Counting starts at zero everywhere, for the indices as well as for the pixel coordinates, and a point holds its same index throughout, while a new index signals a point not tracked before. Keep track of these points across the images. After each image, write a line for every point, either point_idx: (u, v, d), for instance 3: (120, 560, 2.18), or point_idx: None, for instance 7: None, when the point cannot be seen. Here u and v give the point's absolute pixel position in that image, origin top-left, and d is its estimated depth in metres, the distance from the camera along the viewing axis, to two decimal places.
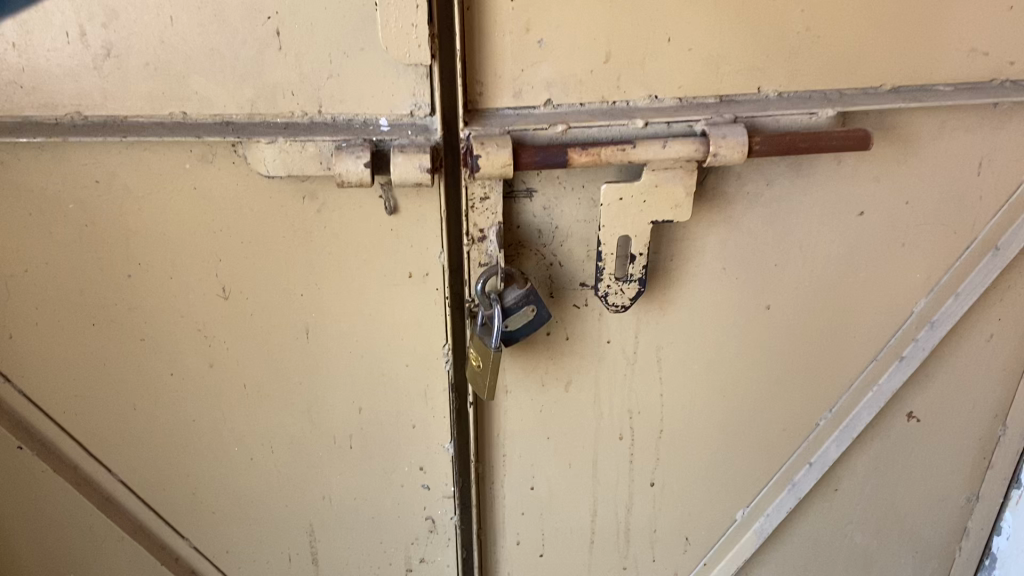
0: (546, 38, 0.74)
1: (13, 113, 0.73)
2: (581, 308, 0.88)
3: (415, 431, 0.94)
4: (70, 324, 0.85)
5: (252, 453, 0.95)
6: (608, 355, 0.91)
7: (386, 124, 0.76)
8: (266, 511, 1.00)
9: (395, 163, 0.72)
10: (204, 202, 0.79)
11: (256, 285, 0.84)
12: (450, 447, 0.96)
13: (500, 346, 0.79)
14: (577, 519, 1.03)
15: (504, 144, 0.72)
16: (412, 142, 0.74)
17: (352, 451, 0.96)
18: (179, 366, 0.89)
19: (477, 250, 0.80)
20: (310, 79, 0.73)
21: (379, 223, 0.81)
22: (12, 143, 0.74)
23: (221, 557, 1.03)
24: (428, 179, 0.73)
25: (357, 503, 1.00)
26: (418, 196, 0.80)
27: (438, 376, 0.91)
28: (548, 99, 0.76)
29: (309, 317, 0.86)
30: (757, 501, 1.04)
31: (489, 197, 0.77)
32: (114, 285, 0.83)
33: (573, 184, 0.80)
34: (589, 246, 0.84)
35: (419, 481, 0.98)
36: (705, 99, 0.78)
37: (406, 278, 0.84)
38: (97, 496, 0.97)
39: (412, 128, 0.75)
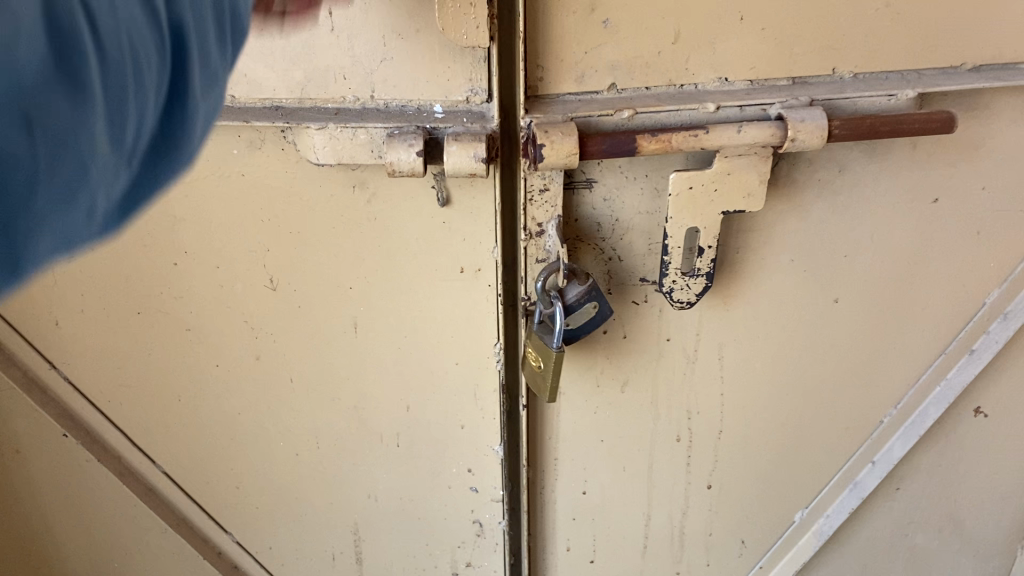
0: (612, 18, 0.69)
1: None
2: (640, 305, 0.83)
3: (464, 431, 0.91)
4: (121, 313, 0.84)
5: (295, 450, 0.93)
6: (667, 352, 0.86)
7: (441, 111, 0.72)
8: (309, 510, 0.99)
9: (450, 153, 0.67)
10: (252, 188, 0.76)
11: (305, 278, 0.81)
12: (500, 449, 0.92)
13: (562, 347, 0.75)
14: (630, 524, 0.99)
15: (570, 131, 0.68)
16: (468, 129, 0.70)
17: (399, 449, 0.94)
18: (225, 356, 0.86)
19: (535, 245, 0.76)
20: (363, 61, 0.69)
21: (430, 215, 0.77)
22: None
23: (264, 553, 1.03)
24: (484, 169, 0.69)
25: (403, 503, 0.98)
26: (471, 186, 0.75)
27: (488, 377, 0.87)
28: (612, 83, 0.72)
29: (357, 312, 0.83)
30: (817, 501, 1.00)
31: (549, 189, 0.73)
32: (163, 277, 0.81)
33: (636, 174, 0.76)
34: (651, 239, 0.79)
35: (468, 483, 0.97)
36: (778, 81, 0.74)
37: (458, 273, 0.80)
38: (144, 483, 0.97)
39: (468, 115, 0.72)
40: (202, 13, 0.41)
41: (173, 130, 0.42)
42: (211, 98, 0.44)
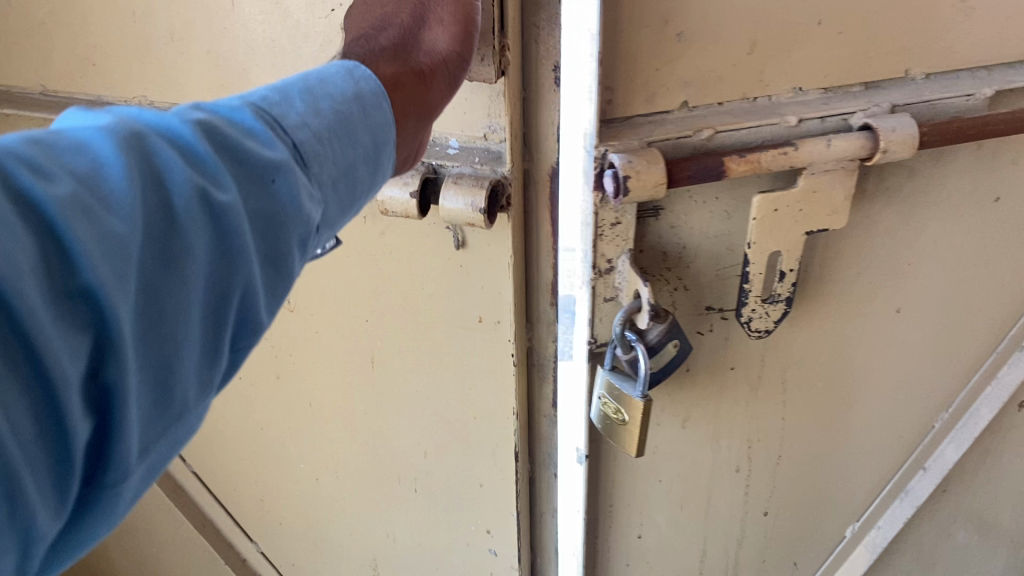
0: (687, 30, 0.62)
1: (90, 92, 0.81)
2: (705, 335, 0.76)
3: (482, 490, 0.87)
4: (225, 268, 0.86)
5: (316, 475, 0.97)
6: (731, 382, 0.80)
7: (455, 145, 0.69)
8: (326, 535, 1.03)
9: (448, 198, 0.64)
10: None
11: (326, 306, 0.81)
12: (517, 513, 0.88)
13: (646, 393, 0.68)
14: (686, 561, 0.94)
15: (656, 159, 0.60)
16: (473, 172, 0.67)
17: (417, 494, 0.92)
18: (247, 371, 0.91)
19: (603, 283, 0.69)
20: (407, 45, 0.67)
21: (447, 256, 0.72)
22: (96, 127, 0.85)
23: (283, 562, 1.12)
24: (483, 219, 0.65)
25: (420, 547, 0.98)
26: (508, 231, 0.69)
27: (505, 438, 0.82)
28: (684, 101, 0.65)
29: (378, 346, 0.81)
30: (868, 515, 0.96)
31: (621, 222, 0.66)
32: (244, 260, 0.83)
33: (707, 197, 0.68)
34: (720, 264, 0.72)
35: (485, 542, 0.92)
36: (851, 88, 0.69)
37: (476, 322, 0.75)
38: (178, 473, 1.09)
39: (482, 154, 0.67)
40: (151, 369, 0.35)
41: (95, 509, 0.36)
42: (160, 447, 0.38)
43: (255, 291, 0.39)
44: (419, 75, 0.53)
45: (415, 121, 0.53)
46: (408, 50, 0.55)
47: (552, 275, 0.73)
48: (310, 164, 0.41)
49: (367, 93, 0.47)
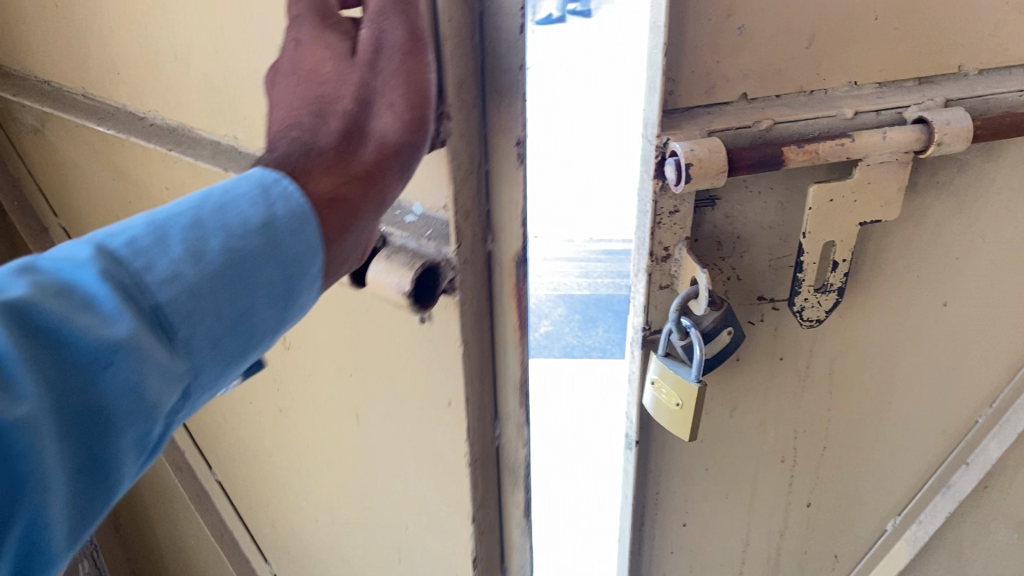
0: (748, 24, 0.64)
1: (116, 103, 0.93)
2: (755, 325, 0.78)
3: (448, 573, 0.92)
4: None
5: (318, 511, 1.06)
6: (779, 372, 0.82)
7: (418, 212, 0.69)
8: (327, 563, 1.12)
9: (376, 272, 0.65)
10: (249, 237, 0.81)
11: (320, 355, 0.87)
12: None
13: (701, 378, 0.69)
14: (730, 550, 0.95)
15: (718, 146, 0.62)
16: (417, 248, 0.67)
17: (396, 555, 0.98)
18: (261, 396, 1.01)
19: (660, 270, 0.71)
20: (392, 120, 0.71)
21: (412, 335, 0.74)
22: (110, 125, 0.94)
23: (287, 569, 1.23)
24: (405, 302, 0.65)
25: None
26: (473, 322, 0.72)
27: (462, 529, 0.85)
28: (743, 94, 0.67)
29: (363, 403, 0.86)
30: (910, 508, 0.98)
31: (679, 210, 0.68)
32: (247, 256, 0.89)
33: (762, 187, 0.70)
34: (773, 254, 0.74)
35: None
36: (904, 83, 0.70)
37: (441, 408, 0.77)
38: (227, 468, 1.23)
39: (433, 228, 0.67)
40: None
41: None
42: None
43: (59, 514, 0.38)
44: (363, 178, 0.53)
45: (349, 236, 0.52)
46: (351, 148, 0.54)
47: (520, 369, 0.78)
48: (164, 338, 0.42)
49: (283, 214, 0.48)
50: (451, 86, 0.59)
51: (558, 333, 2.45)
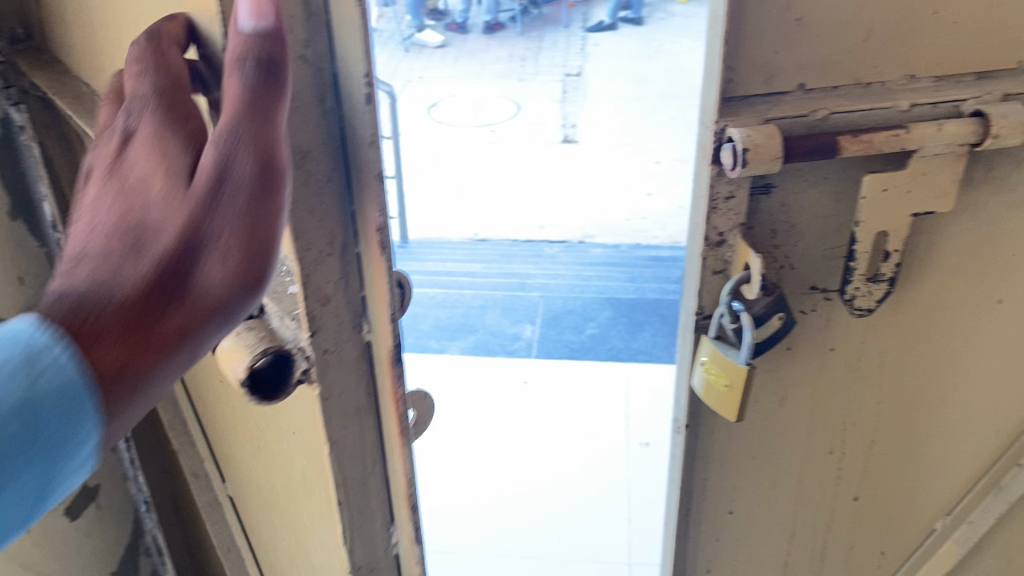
0: (806, 16, 0.65)
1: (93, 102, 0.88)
2: (807, 315, 0.79)
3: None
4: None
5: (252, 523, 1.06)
6: (829, 363, 0.83)
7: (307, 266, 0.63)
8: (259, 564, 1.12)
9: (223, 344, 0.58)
10: None
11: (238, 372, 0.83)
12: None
13: (751, 362, 0.71)
14: (775, 540, 0.97)
15: (773, 133, 0.64)
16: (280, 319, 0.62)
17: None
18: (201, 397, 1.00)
19: (713, 255, 0.72)
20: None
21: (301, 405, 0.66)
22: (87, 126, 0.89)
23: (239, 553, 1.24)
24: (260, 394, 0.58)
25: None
26: (342, 419, 0.65)
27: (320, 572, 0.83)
28: (800, 83, 0.68)
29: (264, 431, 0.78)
30: (960, 508, 0.97)
31: (735, 195, 0.70)
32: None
33: (818, 176, 0.71)
34: (826, 244, 0.75)
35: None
36: (963, 78, 0.70)
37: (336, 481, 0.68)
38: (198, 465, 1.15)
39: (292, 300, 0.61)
40: None
41: None
42: None
43: None
44: (163, 338, 0.44)
45: (168, 380, 0.45)
46: (170, 294, 0.45)
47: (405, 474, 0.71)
48: None
49: (54, 384, 0.40)
50: (291, 162, 0.53)
51: (605, 335, 2.44)
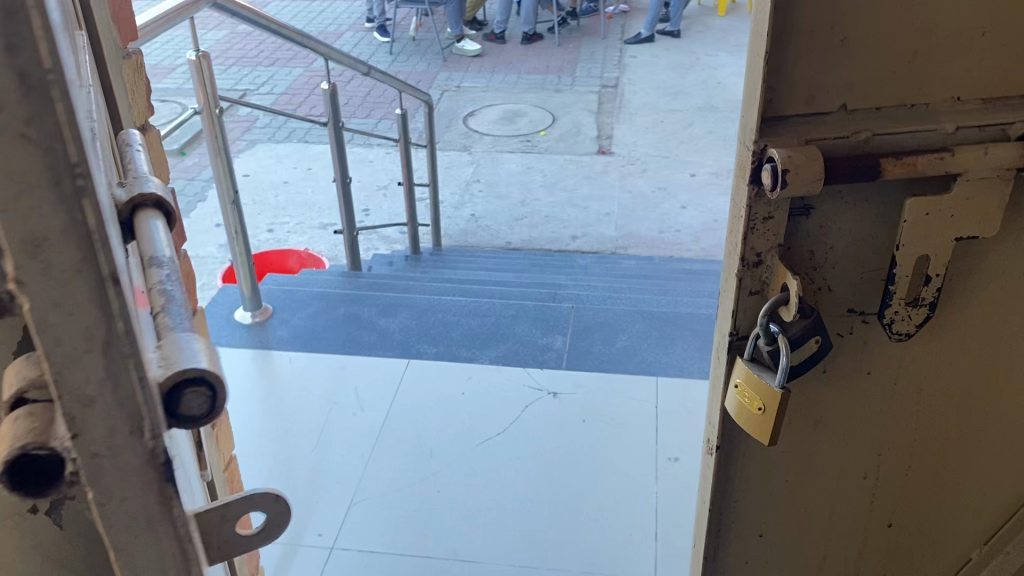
0: (851, 36, 0.65)
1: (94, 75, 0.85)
2: (844, 338, 0.78)
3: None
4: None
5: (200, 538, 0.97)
6: (866, 387, 0.82)
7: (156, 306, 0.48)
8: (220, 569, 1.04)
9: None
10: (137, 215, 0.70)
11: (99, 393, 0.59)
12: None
13: (786, 385, 0.71)
14: (807, 566, 0.95)
15: (814, 154, 0.64)
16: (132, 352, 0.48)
17: None
18: None
19: (750, 276, 0.72)
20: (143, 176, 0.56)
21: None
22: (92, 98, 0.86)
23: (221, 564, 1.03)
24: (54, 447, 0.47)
25: None
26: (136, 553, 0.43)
27: None
28: (843, 104, 0.67)
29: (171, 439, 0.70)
30: (998, 537, 0.95)
31: (774, 217, 0.69)
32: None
33: (858, 198, 0.70)
34: (865, 267, 0.74)
35: None
36: (1011, 100, 0.68)
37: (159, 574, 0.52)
38: None
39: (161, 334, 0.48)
40: None
41: None
42: None
43: None
44: None
45: None
46: None
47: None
48: None
49: None
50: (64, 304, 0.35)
51: (635, 348, 2.42)
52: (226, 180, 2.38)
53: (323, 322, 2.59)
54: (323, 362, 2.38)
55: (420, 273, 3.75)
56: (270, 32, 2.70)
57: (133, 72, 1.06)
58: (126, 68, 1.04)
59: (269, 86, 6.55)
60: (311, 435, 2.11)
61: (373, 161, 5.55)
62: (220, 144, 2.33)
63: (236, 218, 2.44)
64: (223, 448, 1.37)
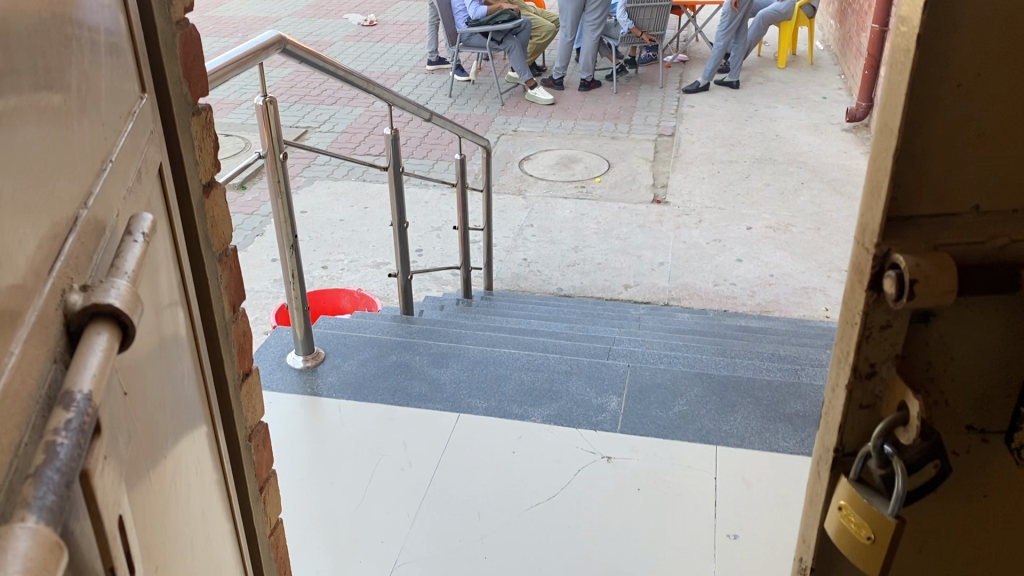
0: (989, 132, 0.58)
1: (139, 107, 0.82)
2: (962, 456, 0.69)
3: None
4: (175, 361, 0.88)
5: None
6: (983, 513, 0.73)
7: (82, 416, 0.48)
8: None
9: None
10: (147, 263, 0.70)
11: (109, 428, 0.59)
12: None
13: (899, 516, 0.62)
14: None
15: (945, 264, 0.58)
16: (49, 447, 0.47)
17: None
18: (174, 433, 0.84)
19: (861, 388, 0.65)
20: (113, 279, 0.58)
21: None
22: (144, 131, 0.82)
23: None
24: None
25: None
26: None
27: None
28: (975, 206, 0.60)
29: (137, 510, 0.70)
30: None
31: (890, 325, 0.62)
32: (171, 358, 0.86)
33: (987, 308, 0.63)
34: (989, 381, 0.66)
35: None
36: None
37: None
38: (189, 501, 0.88)
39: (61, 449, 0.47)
40: None
41: None
42: None
43: None
44: None
45: None
46: None
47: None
48: None
49: None
50: None
51: (695, 413, 2.32)
52: (284, 224, 2.37)
53: (374, 370, 2.54)
54: (372, 411, 2.33)
55: (472, 320, 3.70)
56: (336, 77, 2.71)
57: (201, 129, 1.04)
58: (193, 125, 1.01)
59: (330, 124, 6.64)
60: (356, 489, 2.06)
61: (428, 203, 5.55)
62: (281, 188, 2.32)
63: (293, 261, 2.42)
64: (271, 513, 1.32)
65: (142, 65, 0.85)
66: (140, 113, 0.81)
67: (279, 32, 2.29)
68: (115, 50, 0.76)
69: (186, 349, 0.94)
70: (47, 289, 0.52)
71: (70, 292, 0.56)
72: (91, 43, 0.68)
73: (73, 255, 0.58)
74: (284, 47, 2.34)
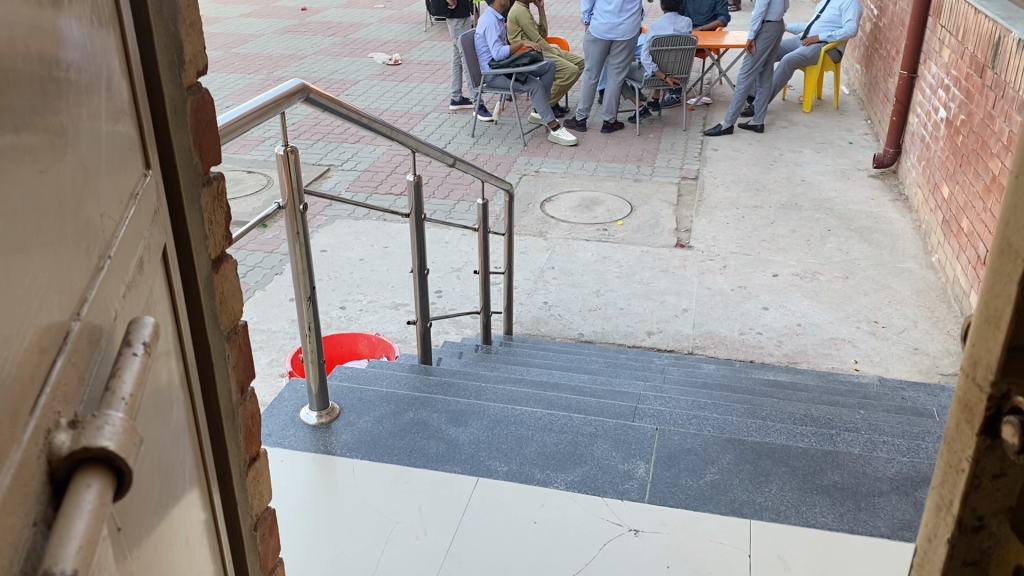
0: None
1: (142, 183, 0.74)
2: None
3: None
4: (172, 448, 0.79)
5: None
6: None
7: None
8: None
9: None
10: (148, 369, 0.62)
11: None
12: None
13: None
14: None
15: None
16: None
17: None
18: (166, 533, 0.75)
19: None
20: (108, 411, 0.50)
21: None
22: (145, 209, 0.74)
23: None
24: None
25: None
26: None
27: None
28: None
29: None
30: None
31: (1006, 472, 0.59)
32: (170, 462, 0.78)
33: None
34: None
35: None
36: None
37: None
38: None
39: None
40: None
41: None
42: None
43: None
44: None
45: None
46: None
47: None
48: None
49: None
50: None
51: (726, 483, 2.20)
52: (302, 276, 2.30)
53: (390, 427, 2.45)
54: (388, 472, 2.23)
55: (490, 368, 3.60)
56: (359, 124, 2.66)
57: (212, 201, 0.96)
58: (203, 197, 0.94)
59: (352, 163, 6.62)
60: (369, 559, 1.95)
61: (448, 244, 5.49)
62: (299, 239, 2.25)
63: (310, 313, 2.34)
64: None
65: (148, 140, 0.77)
66: (144, 190, 0.74)
67: (302, 80, 2.24)
68: (114, 128, 0.68)
69: (185, 431, 0.85)
70: (27, 437, 0.44)
71: (56, 430, 0.48)
72: (84, 124, 0.60)
73: (62, 381, 0.50)
74: (306, 96, 2.28)
